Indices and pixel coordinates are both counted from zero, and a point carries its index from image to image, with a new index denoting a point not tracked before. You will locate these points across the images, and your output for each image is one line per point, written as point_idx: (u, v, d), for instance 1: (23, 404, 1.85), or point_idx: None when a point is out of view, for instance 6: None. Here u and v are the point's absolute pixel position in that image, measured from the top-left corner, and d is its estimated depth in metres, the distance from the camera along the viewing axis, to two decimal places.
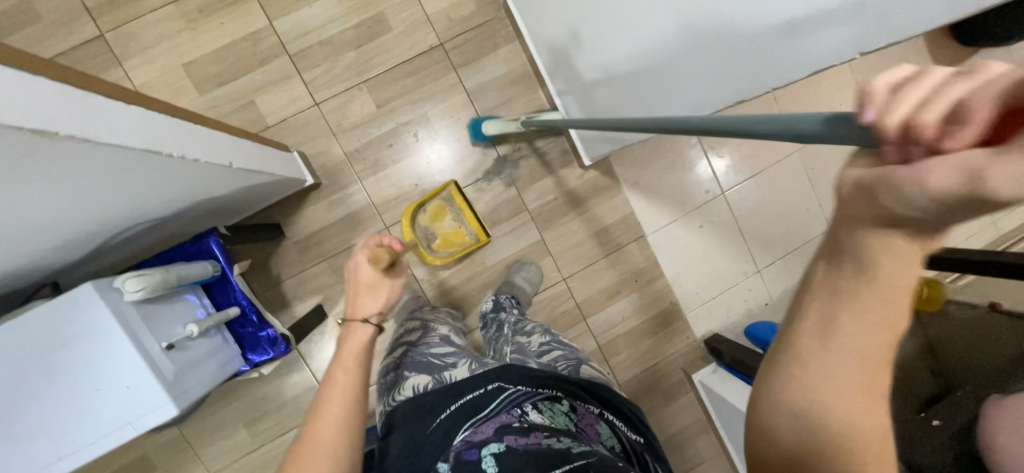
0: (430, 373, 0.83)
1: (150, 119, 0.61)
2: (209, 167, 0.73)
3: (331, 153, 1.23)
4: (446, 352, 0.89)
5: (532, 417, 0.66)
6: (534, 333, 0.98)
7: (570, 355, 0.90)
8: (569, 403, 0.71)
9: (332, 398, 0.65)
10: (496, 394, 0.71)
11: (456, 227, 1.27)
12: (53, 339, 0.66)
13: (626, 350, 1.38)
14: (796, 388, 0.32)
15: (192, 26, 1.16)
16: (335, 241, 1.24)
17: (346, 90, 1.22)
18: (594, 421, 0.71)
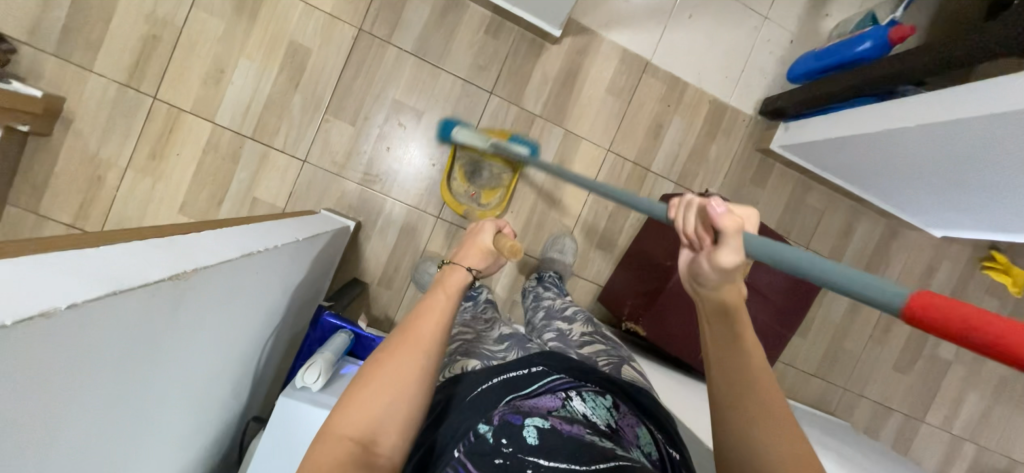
0: (480, 357, 0.73)
1: (220, 232, 0.62)
2: (287, 245, 0.75)
3: (348, 191, 1.22)
4: (499, 344, 0.77)
5: (575, 406, 0.60)
6: (575, 321, 0.88)
7: (613, 351, 0.80)
8: (614, 398, 0.64)
9: (438, 301, 0.63)
10: (539, 375, 0.65)
11: (488, 172, 1.24)
12: (292, 448, 0.72)
13: (701, 169, 1.37)
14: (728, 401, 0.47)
15: (158, 175, 1.15)
16: (407, 258, 1.26)
17: (317, 130, 1.20)
18: (635, 423, 0.62)
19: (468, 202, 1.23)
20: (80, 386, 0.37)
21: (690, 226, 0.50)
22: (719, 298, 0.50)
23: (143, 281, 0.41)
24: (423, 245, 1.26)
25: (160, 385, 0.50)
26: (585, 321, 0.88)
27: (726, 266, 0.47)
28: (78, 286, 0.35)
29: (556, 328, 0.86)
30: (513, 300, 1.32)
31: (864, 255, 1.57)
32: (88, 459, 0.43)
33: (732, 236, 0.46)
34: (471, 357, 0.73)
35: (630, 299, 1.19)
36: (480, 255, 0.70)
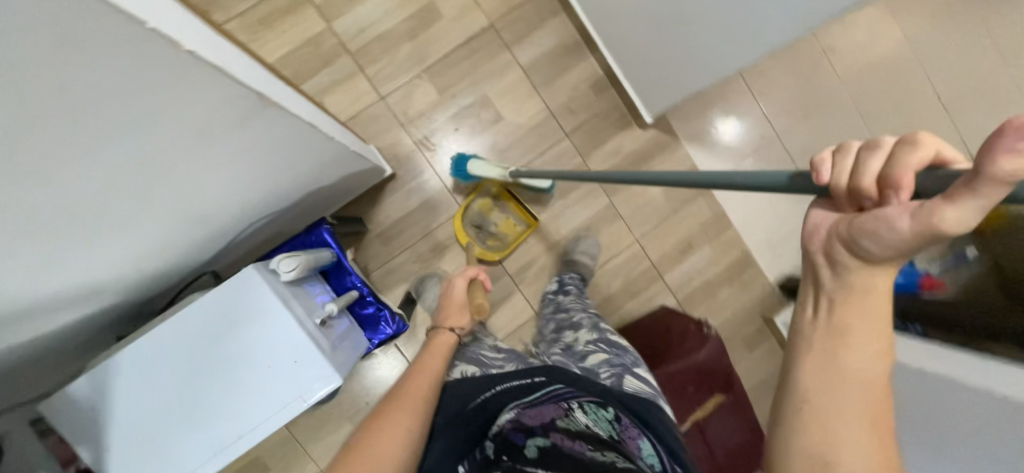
0: (479, 366, 0.75)
1: (302, 102, 0.68)
2: (337, 151, 0.81)
3: (401, 143, 1.26)
4: (498, 354, 0.81)
5: (577, 417, 0.59)
6: (581, 332, 0.91)
7: (617, 360, 0.79)
8: (617, 412, 0.62)
9: (425, 366, 0.67)
10: (540, 383, 0.65)
11: (505, 218, 1.32)
12: (228, 319, 0.70)
13: (705, 302, 1.40)
14: (805, 400, 0.34)
15: (255, 38, 1.20)
16: (415, 228, 1.27)
17: (408, 81, 1.26)
18: (638, 435, 0.61)
19: (478, 239, 1.30)
20: (149, 129, 0.41)
21: (858, 189, 0.30)
22: (864, 285, 0.32)
23: (238, 80, 0.47)
24: (434, 224, 1.28)
25: (179, 182, 0.53)
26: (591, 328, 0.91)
27: (904, 234, 0.28)
28: (200, 46, 0.41)
29: (564, 344, 0.88)
30: None
31: None
32: (90, 202, 0.45)
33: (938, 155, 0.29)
34: (471, 362, 0.76)
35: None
36: (459, 310, 0.81)
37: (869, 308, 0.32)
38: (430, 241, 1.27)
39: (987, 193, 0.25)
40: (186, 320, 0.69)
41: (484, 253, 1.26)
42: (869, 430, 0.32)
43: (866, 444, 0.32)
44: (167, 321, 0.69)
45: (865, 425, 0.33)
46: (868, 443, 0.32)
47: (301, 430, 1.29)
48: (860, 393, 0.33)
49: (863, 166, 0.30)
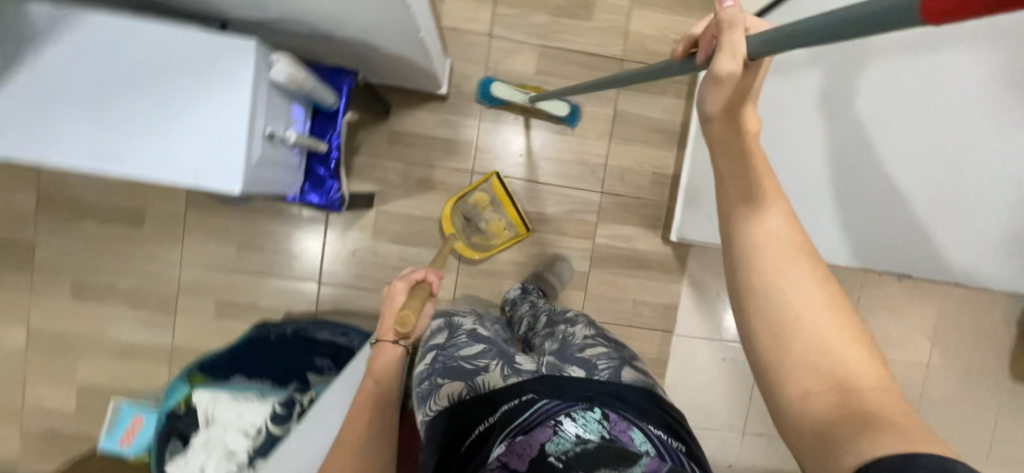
0: (462, 379, 0.70)
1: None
2: (408, 29, 0.80)
3: (473, 81, 1.26)
4: (474, 350, 0.75)
5: (567, 429, 0.55)
6: (575, 324, 0.83)
7: (612, 353, 0.72)
8: (603, 409, 0.58)
9: (366, 388, 0.76)
10: (524, 404, 0.60)
11: (495, 218, 1.26)
12: (193, 66, 0.67)
13: None
14: (771, 345, 0.45)
15: None
16: (425, 152, 1.27)
17: (521, 42, 1.26)
18: (628, 427, 0.57)
19: (462, 232, 1.27)
20: None
21: (685, 33, 0.50)
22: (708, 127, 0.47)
23: None
24: (440, 164, 1.28)
25: None
26: (586, 327, 0.83)
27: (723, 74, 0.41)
28: None
29: (554, 332, 0.82)
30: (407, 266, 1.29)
31: None
32: None
33: (731, 30, 0.41)
34: (454, 381, 0.70)
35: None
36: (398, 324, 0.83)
37: (779, 235, 0.47)
38: (426, 172, 1.27)
39: (733, 37, 0.41)
40: (159, 37, 0.65)
41: (466, 252, 1.27)
42: (823, 331, 0.43)
43: (817, 343, 0.43)
44: (140, 23, 0.65)
45: (812, 345, 0.43)
46: (851, 355, 0.43)
47: (199, 219, 1.28)
48: (804, 302, 0.44)
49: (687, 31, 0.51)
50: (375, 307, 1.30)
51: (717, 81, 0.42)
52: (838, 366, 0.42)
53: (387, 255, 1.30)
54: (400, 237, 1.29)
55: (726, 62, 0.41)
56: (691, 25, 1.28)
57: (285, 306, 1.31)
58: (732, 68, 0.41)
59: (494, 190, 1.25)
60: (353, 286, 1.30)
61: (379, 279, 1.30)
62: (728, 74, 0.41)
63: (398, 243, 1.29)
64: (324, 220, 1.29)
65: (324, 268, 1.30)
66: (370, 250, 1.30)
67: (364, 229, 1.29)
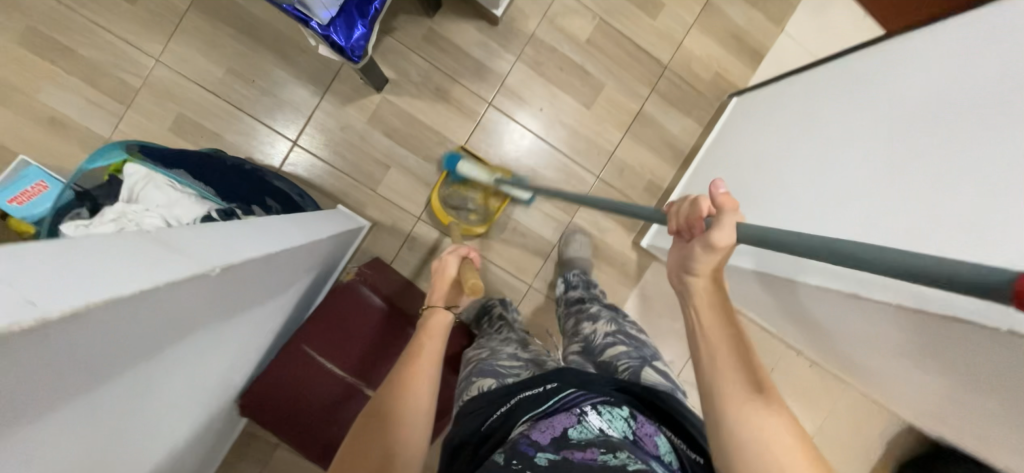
0: (495, 378, 0.80)
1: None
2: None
3: (525, 22, 1.27)
4: (513, 362, 0.86)
5: (590, 420, 0.61)
6: (599, 322, 0.92)
7: (633, 354, 0.80)
8: (634, 409, 0.65)
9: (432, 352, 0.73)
10: (550, 393, 0.67)
11: (480, 186, 1.27)
12: None
13: None
14: (728, 425, 0.51)
15: None
16: (454, 65, 1.25)
17: (584, 7, 1.29)
18: (654, 432, 0.63)
19: (456, 214, 1.27)
20: None
21: (679, 222, 0.60)
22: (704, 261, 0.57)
23: None
24: (463, 83, 1.26)
25: None
26: (609, 321, 0.92)
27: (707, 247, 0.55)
28: None
29: (581, 338, 0.91)
30: (389, 164, 1.25)
31: None
32: None
33: (726, 210, 0.53)
34: (485, 379, 0.80)
35: (400, 285, 1.13)
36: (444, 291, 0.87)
37: (729, 336, 0.55)
38: (446, 85, 1.26)
39: (726, 222, 0.53)
40: None
41: (470, 232, 1.26)
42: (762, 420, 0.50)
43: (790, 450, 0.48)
44: None
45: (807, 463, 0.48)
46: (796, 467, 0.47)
47: (197, 25, 1.18)
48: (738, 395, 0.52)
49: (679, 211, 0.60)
50: (339, 190, 1.24)
51: (710, 247, 0.55)
52: (772, 447, 0.48)
53: (374, 146, 1.25)
54: (394, 134, 1.25)
55: (721, 235, 0.53)
56: (736, 63, 1.35)
57: (247, 150, 1.22)
58: (726, 243, 0.54)
59: (464, 159, 1.26)
60: (325, 160, 1.24)
61: (356, 165, 1.25)
62: (723, 245, 0.54)
63: (390, 139, 1.25)
64: (325, 84, 1.23)
65: (305, 130, 1.23)
66: (359, 133, 1.24)
67: (363, 110, 1.24)
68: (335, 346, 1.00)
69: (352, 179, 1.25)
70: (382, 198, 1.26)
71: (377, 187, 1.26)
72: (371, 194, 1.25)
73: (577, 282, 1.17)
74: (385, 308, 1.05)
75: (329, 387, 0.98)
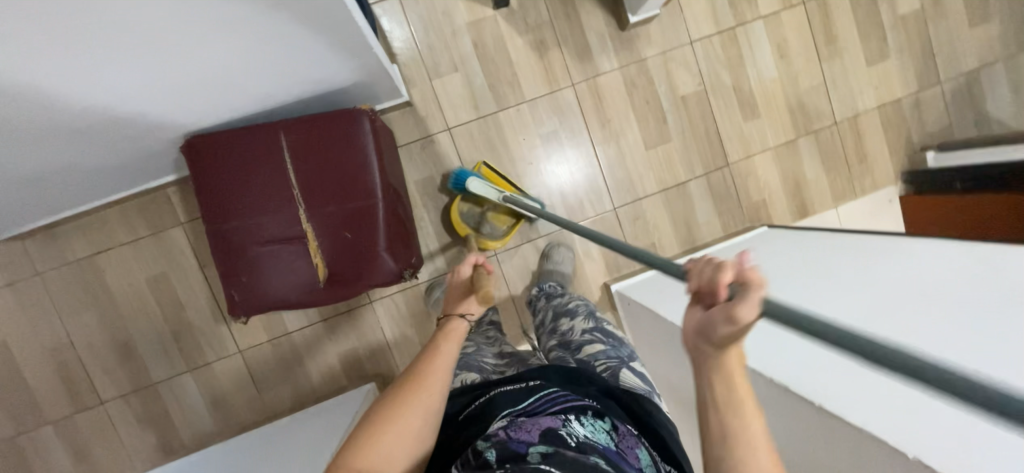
0: (477, 373, 0.88)
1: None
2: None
3: (647, 46, 1.32)
4: (497, 362, 0.95)
5: (574, 427, 0.62)
6: (576, 322, 0.98)
7: (612, 355, 0.87)
8: (615, 422, 0.68)
9: (444, 350, 0.74)
10: (533, 389, 0.72)
11: (500, 207, 1.26)
12: None
13: (411, 309, 1.30)
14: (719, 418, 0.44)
15: None
16: (568, 36, 1.30)
17: (700, 71, 1.35)
18: (634, 444, 0.66)
19: (473, 226, 1.27)
20: None
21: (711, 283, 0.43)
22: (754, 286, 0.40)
23: None
24: (564, 54, 1.30)
25: None
26: (586, 320, 0.98)
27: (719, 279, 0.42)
28: None
29: (560, 333, 0.98)
30: (459, 69, 1.27)
31: (172, 412, 1.26)
32: None
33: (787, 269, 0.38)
34: (467, 374, 0.87)
35: (393, 167, 1.06)
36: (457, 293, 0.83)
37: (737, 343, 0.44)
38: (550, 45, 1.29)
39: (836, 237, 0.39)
40: None
41: (488, 246, 1.26)
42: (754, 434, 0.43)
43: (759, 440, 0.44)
44: None
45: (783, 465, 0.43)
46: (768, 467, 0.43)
47: None
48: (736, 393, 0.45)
49: (700, 271, 0.44)
50: (403, 57, 1.25)
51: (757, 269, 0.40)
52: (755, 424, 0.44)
53: (458, 47, 1.27)
54: (481, 49, 1.27)
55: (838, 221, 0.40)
56: (782, 203, 1.41)
57: None
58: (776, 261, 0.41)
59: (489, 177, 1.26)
60: (411, 26, 1.25)
61: (432, 48, 1.26)
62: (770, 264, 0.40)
63: (475, 50, 1.27)
64: None
65: None
66: (454, 28, 1.26)
67: (471, 13, 1.27)
68: (311, 182, 0.93)
69: (420, 57, 1.25)
70: (432, 90, 1.26)
71: (435, 78, 1.26)
72: (426, 81, 1.26)
73: (553, 290, 1.18)
74: (371, 180, 0.94)
75: (285, 221, 0.92)
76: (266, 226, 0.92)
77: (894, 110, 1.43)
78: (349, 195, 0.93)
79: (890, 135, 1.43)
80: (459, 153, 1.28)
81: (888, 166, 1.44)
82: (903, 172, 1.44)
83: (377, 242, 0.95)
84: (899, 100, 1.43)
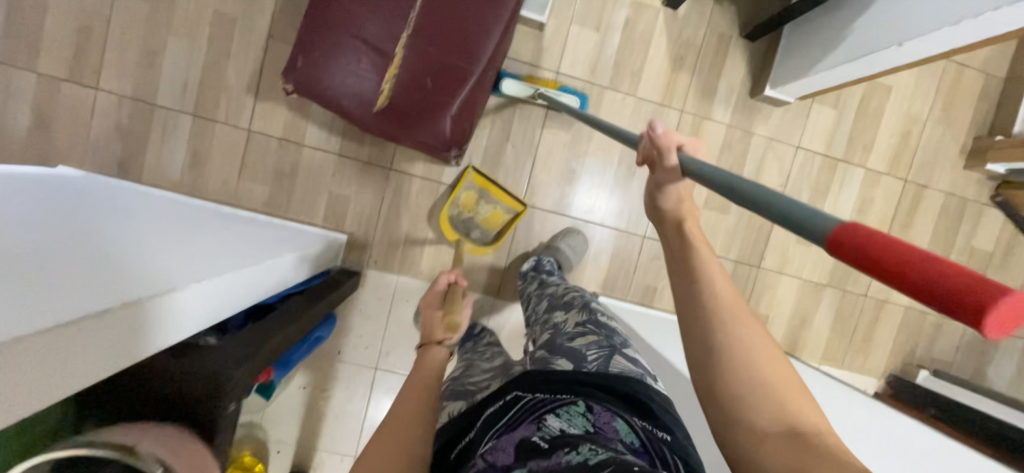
0: (465, 398, 0.84)
1: (927, 55, 0.87)
2: (854, 65, 0.98)
3: (762, 124, 1.34)
4: (483, 376, 0.91)
5: (552, 424, 0.67)
6: (569, 313, 0.98)
7: (603, 342, 0.88)
8: (590, 404, 0.71)
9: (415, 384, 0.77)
10: (513, 400, 0.74)
11: (490, 208, 1.26)
12: None
13: (419, 200, 1.27)
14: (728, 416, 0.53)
15: (907, 115, 1.38)
16: (705, 69, 1.30)
17: (788, 175, 1.37)
18: (609, 419, 0.70)
19: (462, 228, 1.27)
20: None
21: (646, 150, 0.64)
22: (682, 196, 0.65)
23: None
24: (691, 81, 1.31)
25: None
26: (580, 311, 0.98)
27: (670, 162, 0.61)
28: None
29: (552, 325, 0.97)
30: (601, 30, 1.26)
31: (150, 140, 1.19)
32: None
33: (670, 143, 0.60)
34: (452, 403, 0.83)
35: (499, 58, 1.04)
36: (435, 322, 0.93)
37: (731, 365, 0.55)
38: (687, 65, 1.30)
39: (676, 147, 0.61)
40: None
41: (478, 251, 1.25)
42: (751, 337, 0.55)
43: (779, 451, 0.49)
44: None
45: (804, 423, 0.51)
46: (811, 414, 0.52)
47: None
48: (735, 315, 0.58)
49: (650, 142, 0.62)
50: None
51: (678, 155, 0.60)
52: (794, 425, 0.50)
53: (613, 11, 1.26)
54: (629, 26, 1.27)
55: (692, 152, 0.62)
56: (779, 330, 1.43)
57: None
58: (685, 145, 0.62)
59: (474, 179, 1.23)
60: None
61: None
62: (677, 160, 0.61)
63: (624, 23, 1.26)
64: None
65: None
66: None
67: None
68: (430, 17, 0.90)
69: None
70: (566, 30, 1.25)
71: (575, 22, 1.25)
72: (566, 19, 1.25)
73: (549, 267, 1.19)
74: (480, 53, 0.92)
75: (387, 33, 0.90)
76: (366, 26, 0.89)
77: (917, 319, 1.46)
78: (453, 50, 0.91)
79: (900, 338, 1.45)
80: (550, 99, 1.27)
81: (881, 361, 1.46)
82: (890, 373, 1.45)
83: (448, 106, 0.93)
84: (926, 313, 1.46)
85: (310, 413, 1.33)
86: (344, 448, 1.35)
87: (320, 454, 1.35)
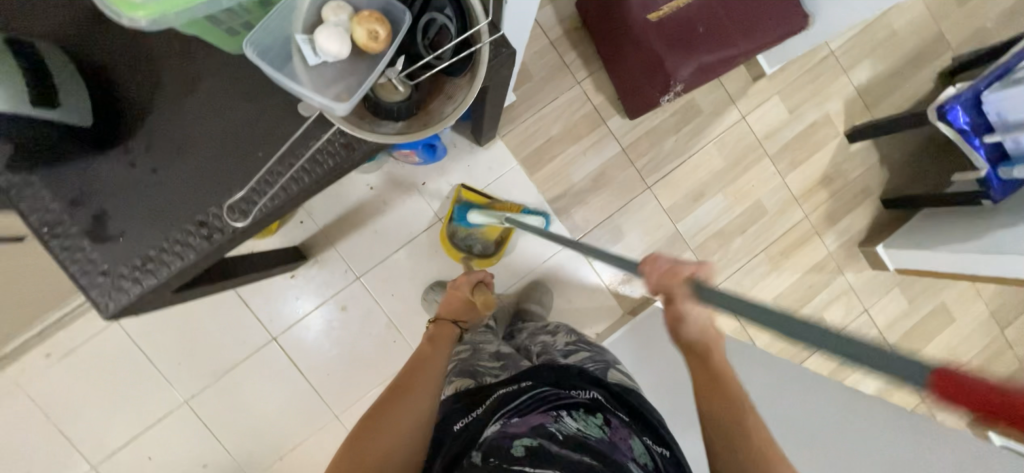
0: (472, 378, 0.79)
1: None
2: (978, 258, 1.15)
3: (854, 272, 1.48)
4: (489, 362, 0.84)
5: (567, 420, 0.62)
6: (566, 334, 0.93)
7: (599, 358, 0.82)
8: (607, 417, 0.65)
9: (432, 350, 0.85)
10: (528, 389, 0.69)
11: None
12: None
13: (580, 121, 1.35)
14: None
15: (953, 346, 1.54)
16: (841, 201, 1.47)
17: (846, 325, 1.49)
18: (625, 433, 0.64)
19: (465, 238, 1.31)
20: None
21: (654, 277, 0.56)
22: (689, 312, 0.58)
23: None
24: (826, 201, 1.46)
25: None
26: (569, 334, 0.93)
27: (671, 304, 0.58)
28: None
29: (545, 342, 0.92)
30: (792, 115, 1.44)
31: None
32: None
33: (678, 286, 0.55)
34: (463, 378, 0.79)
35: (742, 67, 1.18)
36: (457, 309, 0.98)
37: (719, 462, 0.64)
38: (831, 187, 1.46)
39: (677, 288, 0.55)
40: None
41: (485, 263, 1.30)
42: None
43: None
44: None
45: None
46: None
47: (943, 18, 1.47)
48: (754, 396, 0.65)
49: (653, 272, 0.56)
50: (789, 64, 1.42)
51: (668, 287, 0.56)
52: None
53: (809, 109, 1.44)
54: (813, 130, 1.45)
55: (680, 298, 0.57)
56: None
57: None
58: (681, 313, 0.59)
59: (467, 199, 1.27)
60: (816, 65, 1.43)
61: (804, 89, 1.43)
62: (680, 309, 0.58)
63: (811, 125, 1.44)
64: (867, 92, 1.46)
65: (841, 59, 1.44)
66: (822, 102, 1.45)
67: (838, 114, 1.45)
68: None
69: (793, 79, 1.43)
70: (771, 94, 1.42)
71: (780, 95, 1.43)
72: (776, 88, 1.42)
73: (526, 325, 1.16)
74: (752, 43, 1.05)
75: None
76: None
77: None
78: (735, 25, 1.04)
79: None
80: (725, 132, 1.41)
81: None
82: None
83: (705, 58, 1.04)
84: None
85: (355, 213, 1.28)
86: (354, 265, 1.29)
87: (330, 253, 1.28)
